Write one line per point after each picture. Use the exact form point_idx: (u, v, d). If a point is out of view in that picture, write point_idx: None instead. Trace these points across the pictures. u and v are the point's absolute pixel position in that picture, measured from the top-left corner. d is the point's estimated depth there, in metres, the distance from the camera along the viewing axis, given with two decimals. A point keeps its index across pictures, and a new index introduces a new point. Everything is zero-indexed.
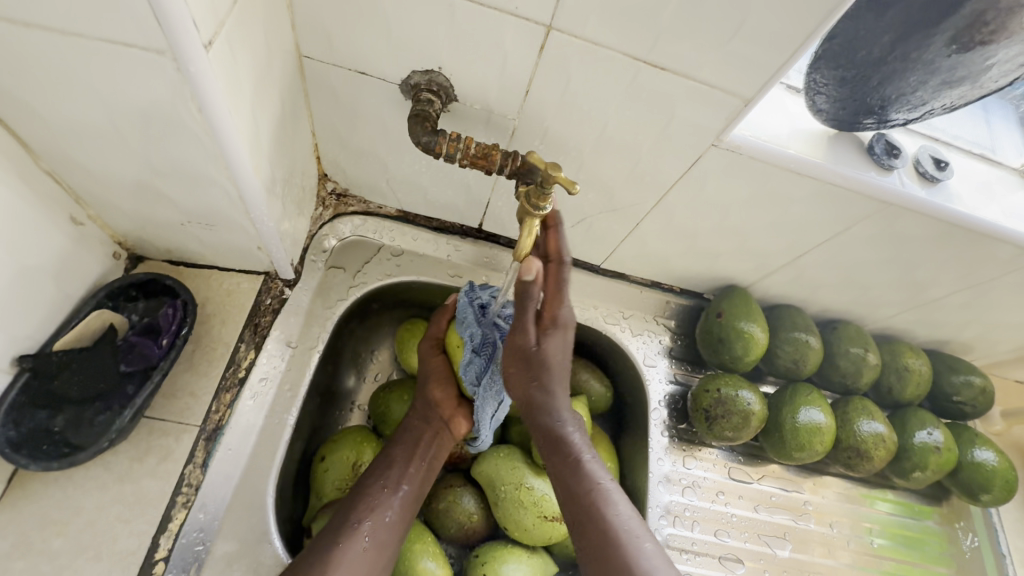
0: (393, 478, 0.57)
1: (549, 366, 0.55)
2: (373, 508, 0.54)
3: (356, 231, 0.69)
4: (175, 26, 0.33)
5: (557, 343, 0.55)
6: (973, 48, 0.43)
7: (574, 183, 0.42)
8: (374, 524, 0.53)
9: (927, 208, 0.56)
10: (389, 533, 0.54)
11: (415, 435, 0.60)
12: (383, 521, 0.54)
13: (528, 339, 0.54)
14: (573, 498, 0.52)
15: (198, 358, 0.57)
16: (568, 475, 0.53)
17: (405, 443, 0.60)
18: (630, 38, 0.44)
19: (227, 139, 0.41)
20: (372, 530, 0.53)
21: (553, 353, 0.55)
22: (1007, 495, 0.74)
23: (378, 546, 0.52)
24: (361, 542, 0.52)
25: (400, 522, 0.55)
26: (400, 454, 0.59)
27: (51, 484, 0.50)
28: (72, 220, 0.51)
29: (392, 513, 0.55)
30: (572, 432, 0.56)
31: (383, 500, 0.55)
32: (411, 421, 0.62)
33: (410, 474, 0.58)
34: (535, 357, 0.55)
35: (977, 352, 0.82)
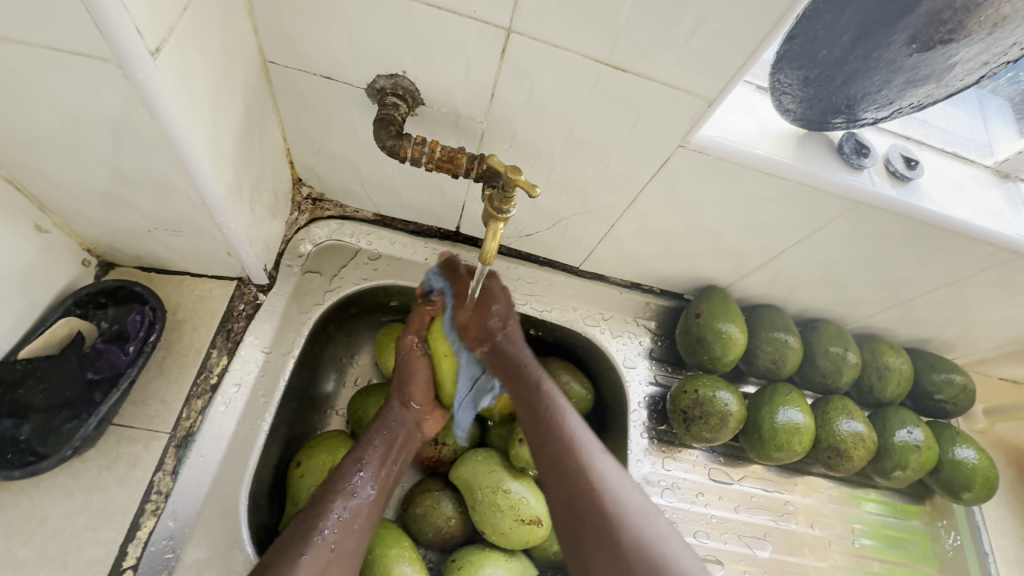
0: (363, 481, 0.56)
1: (500, 336, 0.63)
2: (340, 517, 0.52)
3: (333, 236, 0.69)
4: (117, 33, 0.33)
5: (495, 317, 0.63)
6: (933, 47, 0.43)
7: (534, 187, 0.45)
8: (341, 532, 0.51)
9: (899, 206, 0.56)
10: (355, 541, 0.52)
11: (391, 437, 0.60)
12: (351, 528, 0.52)
13: (468, 312, 0.63)
14: (557, 459, 0.54)
15: (169, 365, 0.57)
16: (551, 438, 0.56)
17: (379, 445, 0.59)
18: (588, 40, 0.44)
19: (183, 145, 0.42)
20: (338, 538, 0.51)
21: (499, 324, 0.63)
22: (987, 493, 0.73)
23: (345, 555, 0.51)
24: (326, 552, 0.50)
25: (367, 529, 0.53)
26: (373, 456, 0.58)
27: (17, 494, 0.50)
28: (37, 228, 0.51)
29: (361, 519, 0.53)
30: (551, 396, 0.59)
31: (353, 507, 0.54)
32: (385, 422, 0.61)
33: (379, 478, 0.57)
34: (478, 326, 0.63)
35: (960, 349, 0.82)
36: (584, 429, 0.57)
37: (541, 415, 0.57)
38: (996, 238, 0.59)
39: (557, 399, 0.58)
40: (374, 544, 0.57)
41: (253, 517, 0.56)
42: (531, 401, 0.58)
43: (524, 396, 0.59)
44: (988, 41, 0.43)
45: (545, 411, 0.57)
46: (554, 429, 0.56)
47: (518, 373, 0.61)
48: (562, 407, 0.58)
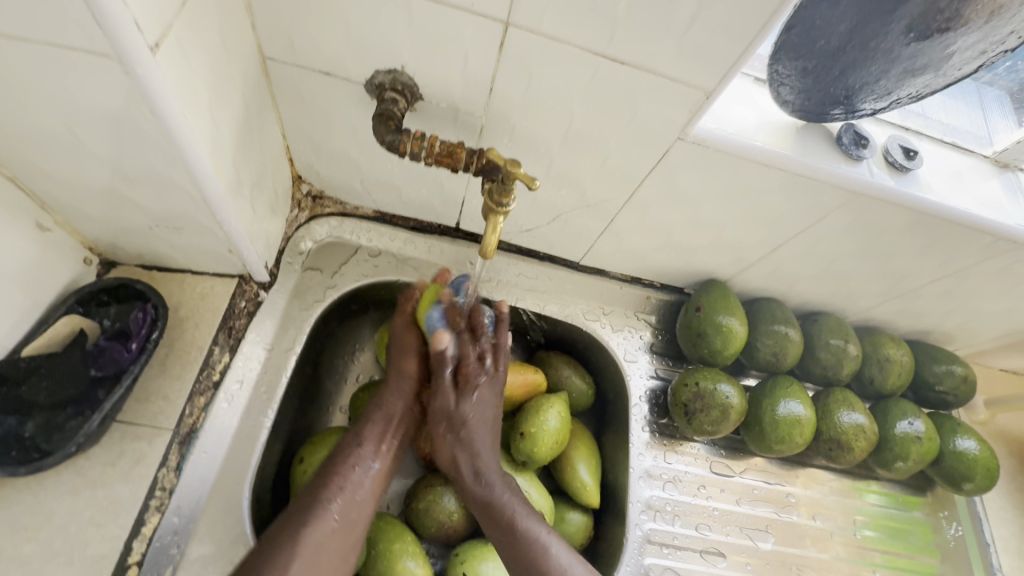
0: (365, 454, 0.57)
1: (472, 432, 0.59)
2: (343, 489, 0.54)
3: (333, 233, 0.69)
4: (118, 28, 0.33)
5: (474, 413, 0.59)
6: (931, 36, 0.43)
7: (534, 179, 0.46)
8: (345, 505, 0.53)
9: (898, 197, 0.56)
10: (357, 513, 0.54)
11: (389, 412, 0.59)
12: (353, 500, 0.54)
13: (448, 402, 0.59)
14: (509, 549, 0.55)
15: (172, 362, 0.57)
16: (502, 536, 0.56)
17: (378, 420, 0.59)
18: (586, 33, 0.44)
19: (184, 141, 0.42)
20: (342, 510, 0.53)
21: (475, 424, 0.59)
22: (989, 483, 0.74)
23: (347, 526, 0.52)
24: (331, 523, 0.51)
25: (370, 500, 0.55)
26: (373, 431, 0.58)
27: (22, 490, 0.50)
28: (39, 226, 0.51)
29: (362, 491, 0.55)
30: (499, 492, 0.57)
31: (355, 479, 0.55)
32: (385, 396, 0.60)
33: (382, 452, 0.58)
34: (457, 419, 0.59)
35: (959, 341, 0.82)
36: (556, 541, 0.56)
37: (515, 543, 0.55)
38: (996, 228, 0.59)
39: (529, 518, 0.56)
40: (378, 539, 0.57)
41: (257, 512, 0.57)
42: (500, 534, 0.56)
43: (497, 529, 0.56)
44: (986, 29, 0.43)
45: (501, 511, 0.56)
46: (512, 532, 0.55)
47: (484, 456, 0.59)
48: (533, 525, 0.56)
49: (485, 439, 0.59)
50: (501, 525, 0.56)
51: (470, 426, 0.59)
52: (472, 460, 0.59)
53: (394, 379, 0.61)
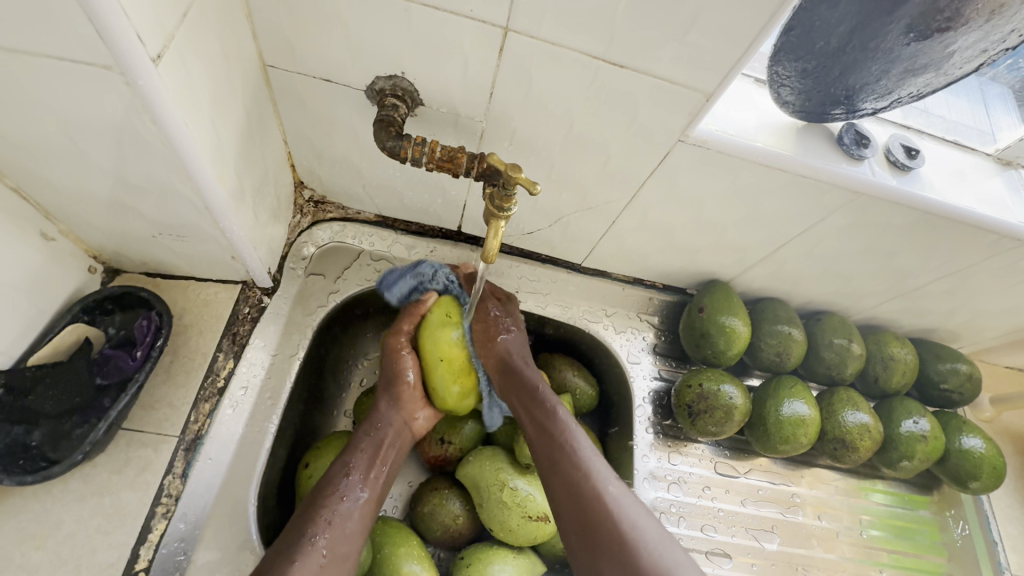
0: (353, 484, 0.55)
1: (511, 341, 0.63)
2: (331, 522, 0.51)
3: (335, 238, 0.69)
4: (118, 40, 0.33)
5: (512, 334, 0.64)
6: (931, 36, 0.43)
7: (534, 183, 0.45)
8: (333, 538, 0.51)
9: (900, 196, 0.56)
10: (348, 545, 0.51)
11: (378, 440, 0.59)
12: (344, 533, 0.52)
13: (489, 310, 0.64)
14: (544, 434, 0.57)
15: (177, 369, 0.58)
16: (544, 429, 0.57)
17: (366, 448, 0.58)
18: (585, 37, 0.44)
19: (186, 150, 0.42)
20: (330, 544, 0.50)
21: (513, 339, 0.63)
22: (995, 481, 0.73)
23: (338, 559, 0.50)
24: (318, 559, 0.49)
25: (360, 532, 0.53)
26: (361, 460, 0.57)
27: (30, 499, 0.50)
28: (43, 236, 0.51)
29: (353, 523, 0.53)
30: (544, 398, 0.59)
31: (343, 511, 0.53)
32: (374, 422, 0.60)
33: (370, 480, 0.56)
34: (499, 323, 0.64)
35: (964, 339, 0.82)
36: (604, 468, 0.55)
37: (559, 452, 0.55)
38: (999, 225, 0.58)
39: (566, 413, 0.58)
40: (383, 544, 0.57)
41: (262, 518, 0.57)
42: (549, 447, 0.56)
43: (543, 426, 0.57)
44: (987, 27, 0.42)
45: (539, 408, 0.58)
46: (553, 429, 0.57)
47: (528, 368, 0.61)
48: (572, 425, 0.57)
49: (525, 362, 0.62)
50: (551, 438, 0.56)
51: (510, 340, 0.63)
52: (519, 373, 0.61)
53: (385, 403, 0.61)
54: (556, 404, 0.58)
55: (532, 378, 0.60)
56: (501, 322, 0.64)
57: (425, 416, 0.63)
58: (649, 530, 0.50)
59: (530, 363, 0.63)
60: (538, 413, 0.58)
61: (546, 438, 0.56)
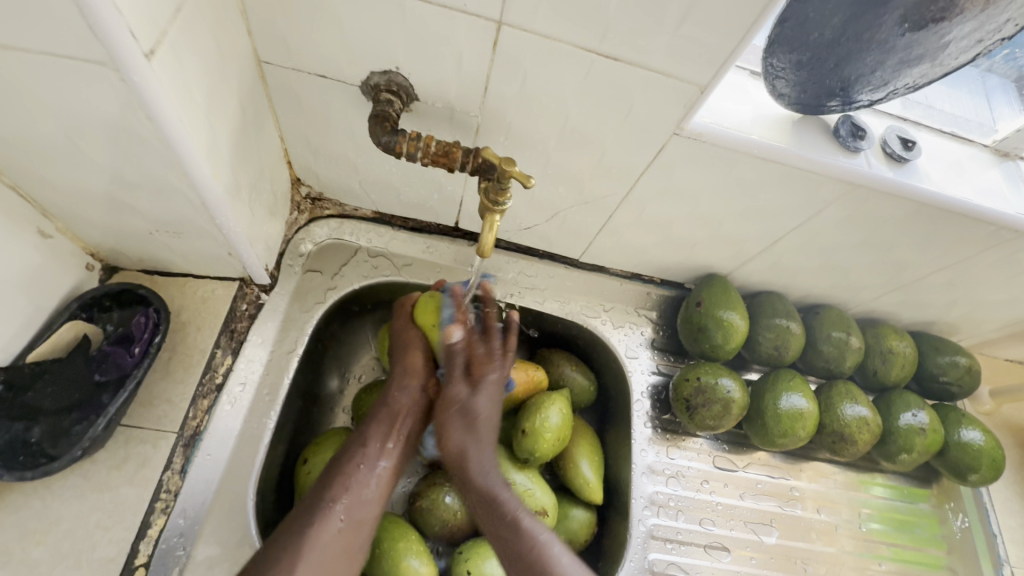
0: (368, 456, 0.57)
1: (479, 430, 0.58)
2: (346, 491, 0.54)
3: (333, 234, 0.69)
4: (112, 37, 0.33)
5: (485, 407, 0.59)
6: (926, 26, 0.43)
7: (528, 177, 0.46)
8: (350, 505, 0.53)
9: (897, 188, 0.56)
10: (365, 511, 0.54)
11: (393, 410, 0.60)
12: (361, 499, 0.54)
13: (459, 394, 0.59)
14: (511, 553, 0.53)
15: (176, 366, 0.58)
16: (506, 534, 0.54)
17: (383, 418, 0.59)
18: (578, 30, 0.44)
19: (181, 146, 0.42)
20: (346, 511, 0.53)
21: (484, 415, 0.59)
22: (994, 474, 0.73)
23: (353, 525, 0.53)
24: (335, 524, 0.52)
25: (377, 501, 0.55)
26: (377, 430, 0.58)
27: (30, 495, 0.50)
28: (41, 233, 0.51)
29: (369, 491, 0.55)
30: (504, 492, 0.56)
31: (358, 481, 0.55)
32: (388, 393, 0.61)
33: (387, 451, 0.58)
34: (466, 408, 0.58)
35: (963, 332, 0.82)
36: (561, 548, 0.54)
37: (521, 562, 0.53)
38: (998, 217, 0.58)
39: (529, 518, 0.55)
40: (382, 538, 0.57)
41: (262, 513, 0.57)
42: (506, 539, 0.54)
43: (505, 540, 0.54)
44: (983, 18, 0.42)
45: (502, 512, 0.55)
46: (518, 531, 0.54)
47: (487, 477, 0.57)
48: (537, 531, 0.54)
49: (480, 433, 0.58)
50: (509, 545, 0.54)
51: (482, 420, 0.58)
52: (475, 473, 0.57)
53: (399, 374, 0.61)
54: (520, 515, 0.55)
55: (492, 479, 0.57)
56: (468, 401, 0.59)
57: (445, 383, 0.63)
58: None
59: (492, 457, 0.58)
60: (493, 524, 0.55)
61: (508, 535, 0.54)
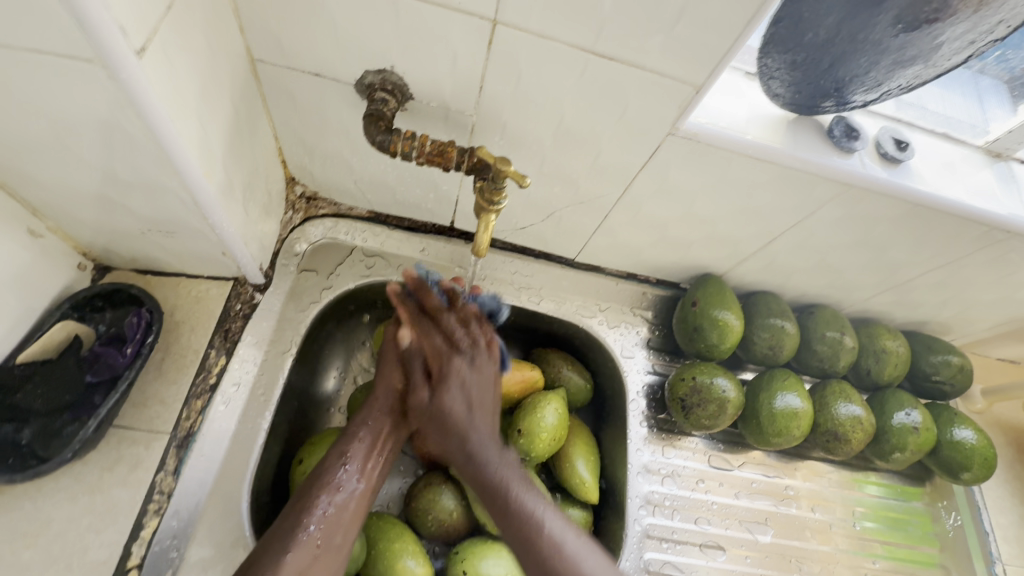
0: (349, 475, 0.55)
1: (454, 416, 0.58)
2: (325, 513, 0.51)
3: (327, 234, 0.69)
4: (101, 34, 0.33)
5: (455, 395, 0.59)
6: (919, 27, 0.43)
7: (524, 176, 0.46)
8: (329, 528, 0.51)
9: (891, 188, 0.56)
10: (341, 536, 0.51)
11: (376, 431, 0.58)
12: (338, 522, 0.52)
13: (421, 398, 0.60)
14: (525, 542, 0.51)
15: (169, 366, 0.57)
16: (502, 509, 0.53)
17: (364, 436, 0.58)
18: (573, 30, 0.44)
19: (173, 145, 0.42)
20: (324, 535, 0.50)
21: (453, 400, 0.59)
22: (987, 472, 0.74)
23: (331, 550, 0.50)
24: (311, 549, 0.49)
25: (354, 523, 0.53)
26: (358, 450, 0.57)
27: (21, 497, 0.50)
28: (31, 233, 0.51)
29: (347, 513, 0.53)
30: (495, 467, 0.55)
31: (338, 501, 0.53)
32: (372, 411, 0.59)
33: (367, 471, 0.56)
34: (432, 410, 0.59)
35: (956, 331, 0.82)
36: (552, 514, 0.52)
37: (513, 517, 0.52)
38: (990, 217, 0.58)
39: (514, 476, 0.55)
40: (378, 539, 0.57)
41: (256, 514, 0.57)
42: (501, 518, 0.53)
43: (500, 506, 0.53)
44: (975, 19, 0.43)
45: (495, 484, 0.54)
46: (505, 494, 0.53)
47: (483, 450, 0.57)
48: (536, 505, 0.53)
49: (477, 420, 0.58)
50: (504, 511, 0.53)
51: (455, 413, 0.58)
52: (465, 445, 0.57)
53: (383, 392, 0.60)
54: (510, 482, 0.54)
55: (486, 460, 0.56)
56: (433, 405, 0.59)
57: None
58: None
59: (483, 419, 0.58)
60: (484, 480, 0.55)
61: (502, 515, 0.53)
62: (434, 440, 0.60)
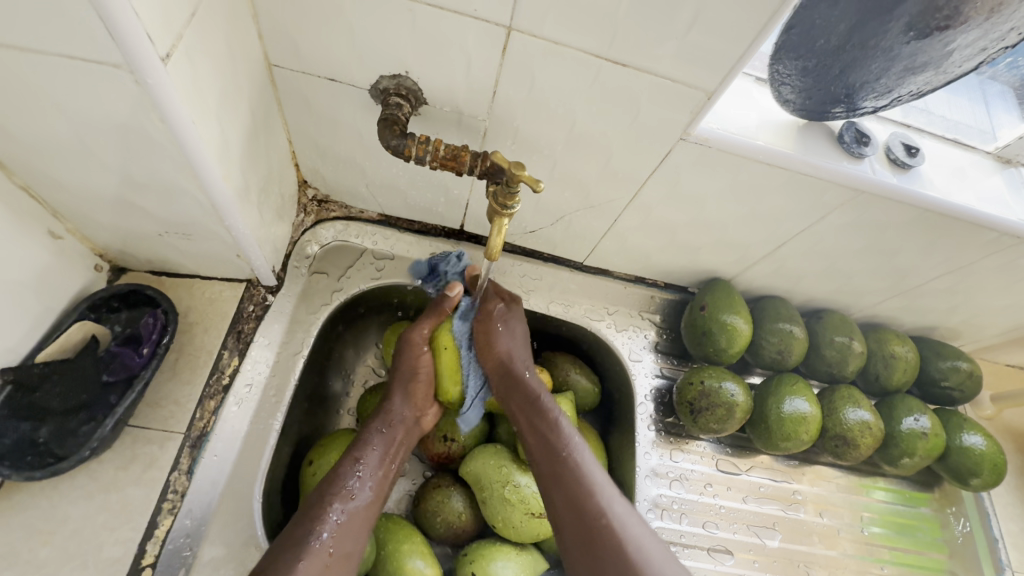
0: (361, 483, 0.55)
1: (510, 345, 0.62)
2: (338, 521, 0.52)
3: (339, 236, 0.70)
4: (129, 41, 0.34)
5: (517, 331, 0.63)
6: (931, 34, 0.44)
7: (537, 181, 0.46)
8: (340, 536, 0.51)
9: (901, 194, 0.57)
10: (353, 544, 0.52)
11: (391, 436, 0.59)
12: (350, 530, 0.52)
13: (494, 305, 0.63)
14: (560, 467, 0.56)
15: (183, 367, 0.58)
16: (544, 427, 0.58)
17: (377, 444, 0.58)
18: (587, 37, 0.45)
19: (193, 149, 0.42)
20: (337, 541, 0.51)
21: (507, 334, 0.62)
22: (996, 478, 0.73)
23: (343, 558, 0.50)
24: (324, 557, 0.49)
25: (364, 532, 0.53)
26: (371, 457, 0.57)
27: (37, 495, 0.51)
28: (50, 234, 0.52)
29: (359, 521, 0.53)
30: (546, 397, 0.60)
31: (351, 509, 0.53)
32: (386, 419, 0.60)
33: (378, 478, 0.57)
34: (500, 318, 0.62)
35: (965, 337, 0.82)
36: (600, 471, 0.57)
37: (567, 470, 0.56)
38: (999, 224, 0.59)
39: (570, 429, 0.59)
40: (387, 540, 0.58)
41: (268, 513, 0.57)
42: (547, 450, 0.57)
43: (553, 447, 0.57)
44: (986, 26, 0.43)
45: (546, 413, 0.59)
46: (558, 436, 0.58)
47: (530, 377, 0.62)
48: (580, 445, 0.58)
49: (522, 355, 0.63)
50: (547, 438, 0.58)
51: (514, 341, 0.63)
52: (522, 382, 0.61)
53: (399, 400, 0.61)
54: (559, 416, 0.59)
55: (535, 390, 0.60)
56: (499, 316, 0.63)
57: (434, 413, 0.64)
58: (652, 549, 0.51)
59: (533, 370, 0.63)
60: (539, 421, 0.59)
61: (553, 457, 0.57)
62: (486, 342, 0.62)
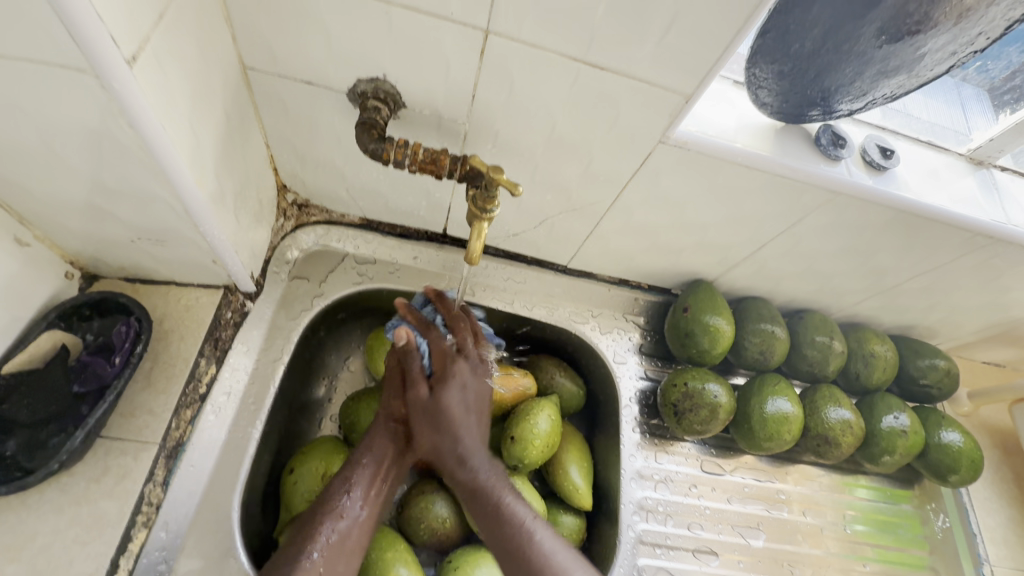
0: (353, 501, 0.55)
1: (454, 421, 0.59)
2: (329, 539, 0.52)
3: (319, 241, 0.69)
4: (92, 44, 0.33)
5: (456, 395, 0.60)
6: (902, 38, 0.44)
7: (516, 184, 0.46)
8: (329, 557, 0.51)
9: (876, 196, 0.57)
10: (344, 564, 0.52)
11: (378, 456, 0.58)
12: (341, 550, 0.52)
13: (421, 393, 0.60)
14: (502, 537, 0.55)
15: (157, 376, 0.56)
16: (492, 524, 0.55)
17: (369, 462, 0.58)
18: (565, 41, 0.45)
19: (163, 154, 0.42)
20: (327, 563, 0.51)
21: (454, 404, 0.60)
22: (973, 474, 0.75)
23: None
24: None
25: (357, 551, 0.53)
26: (362, 475, 0.57)
27: (4, 510, 0.49)
28: (16, 240, 0.50)
29: (352, 539, 0.53)
30: (486, 478, 0.58)
31: (342, 529, 0.53)
32: (371, 441, 0.59)
33: (371, 497, 0.56)
34: (432, 406, 0.59)
35: (942, 335, 0.84)
36: (549, 538, 0.55)
37: (513, 540, 0.54)
38: (971, 224, 0.60)
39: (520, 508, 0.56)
40: (370, 549, 0.56)
41: (246, 524, 0.56)
42: (502, 544, 0.54)
43: (493, 528, 0.55)
44: (955, 32, 0.43)
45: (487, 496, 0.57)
46: (502, 519, 0.55)
47: (467, 469, 0.58)
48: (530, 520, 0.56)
49: (461, 432, 0.59)
50: (500, 532, 0.55)
51: (461, 434, 0.59)
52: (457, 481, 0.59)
53: (382, 420, 0.60)
54: (504, 497, 0.57)
55: (478, 479, 0.58)
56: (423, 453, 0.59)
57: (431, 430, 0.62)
58: None
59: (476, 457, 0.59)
60: (483, 502, 0.56)
61: (501, 525, 0.55)
62: (423, 435, 0.60)
